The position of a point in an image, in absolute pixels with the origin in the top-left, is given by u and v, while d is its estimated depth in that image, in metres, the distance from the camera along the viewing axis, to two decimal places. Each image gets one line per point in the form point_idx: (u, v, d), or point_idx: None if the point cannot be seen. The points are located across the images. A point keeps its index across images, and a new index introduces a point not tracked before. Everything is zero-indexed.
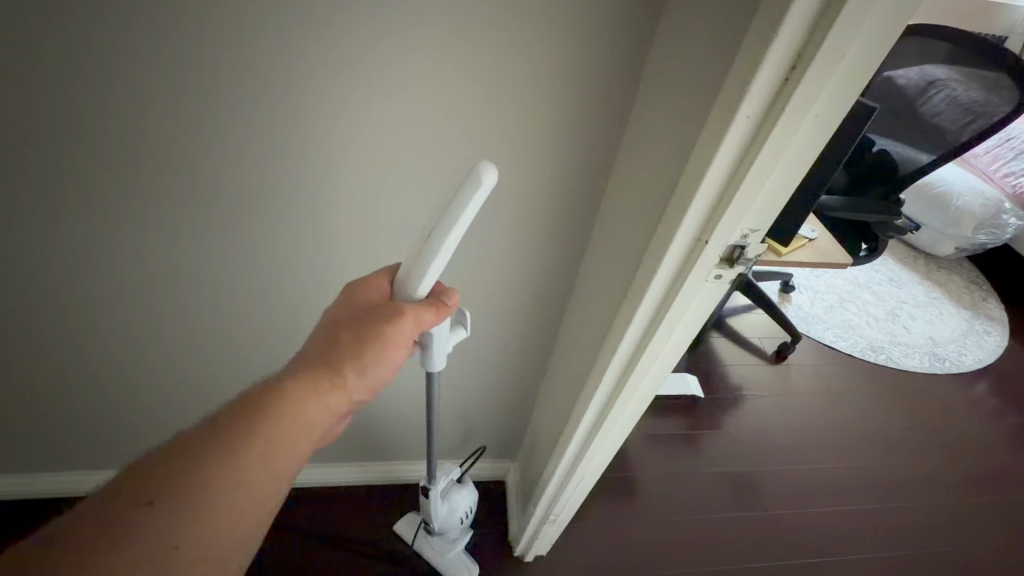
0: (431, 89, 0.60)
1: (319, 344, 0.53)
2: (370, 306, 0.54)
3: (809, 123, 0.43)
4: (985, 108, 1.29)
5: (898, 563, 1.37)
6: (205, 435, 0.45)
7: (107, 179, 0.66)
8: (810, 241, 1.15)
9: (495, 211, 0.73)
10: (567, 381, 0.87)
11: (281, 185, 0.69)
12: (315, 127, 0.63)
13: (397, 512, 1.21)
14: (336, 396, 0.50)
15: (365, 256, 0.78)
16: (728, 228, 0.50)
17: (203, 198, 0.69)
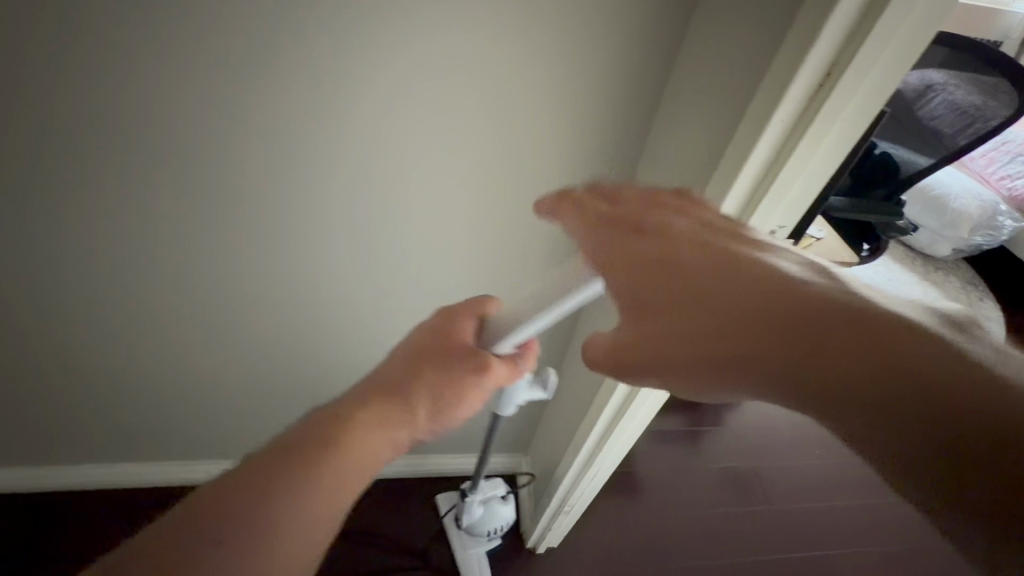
0: (465, 85, 0.62)
1: (398, 367, 0.52)
2: (453, 348, 0.53)
3: (840, 126, 0.47)
4: (983, 111, 1.36)
5: (898, 557, 1.40)
6: (273, 458, 0.44)
7: (140, 173, 0.66)
8: (818, 241, 1.18)
9: (522, 209, 0.76)
10: (585, 375, 0.89)
11: (316, 185, 0.70)
12: (355, 129, 0.65)
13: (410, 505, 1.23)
14: (405, 429, 0.49)
15: (385, 249, 0.79)
16: (760, 225, 0.54)
17: (235, 197, 0.70)
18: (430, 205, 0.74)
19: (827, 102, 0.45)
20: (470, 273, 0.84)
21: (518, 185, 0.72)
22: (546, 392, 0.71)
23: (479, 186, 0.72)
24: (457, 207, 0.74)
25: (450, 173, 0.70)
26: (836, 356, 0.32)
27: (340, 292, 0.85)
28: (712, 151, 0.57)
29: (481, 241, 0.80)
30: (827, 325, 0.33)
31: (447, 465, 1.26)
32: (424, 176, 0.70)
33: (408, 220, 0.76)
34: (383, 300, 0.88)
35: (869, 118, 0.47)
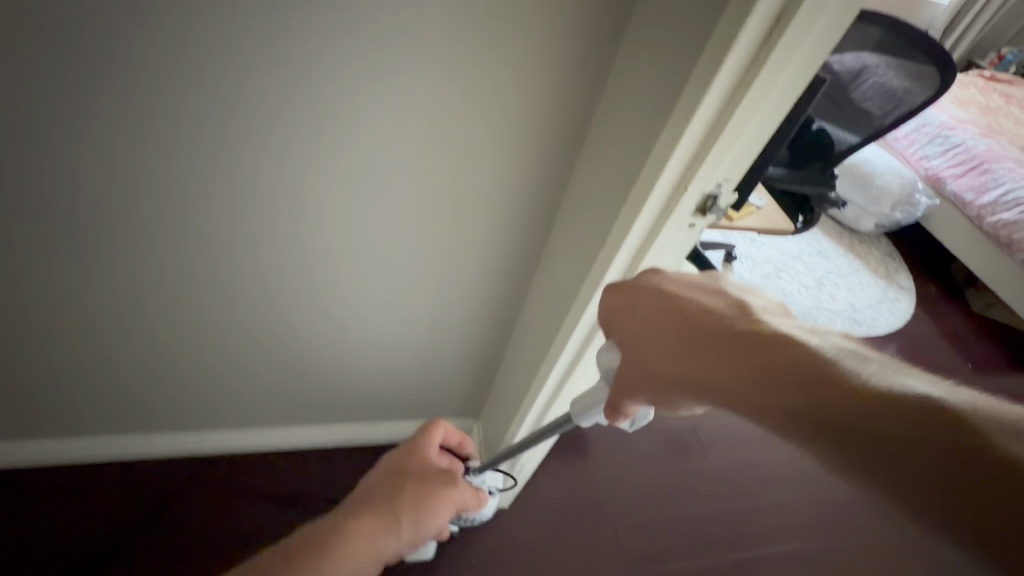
0: (438, 63, 0.60)
1: (381, 481, 0.61)
2: (426, 469, 0.64)
3: (782, 85, 0.46)
4: (907, 95, 1.45)
5: (819, 502, 1.53)
6: (283, 559, 0.51)
7: (25, 120, 0.57)
8: (759, 209, 1.23)
9: (491, 186, 0.75)
10: (535, 341, 0.89)
11: (241, 141, 0.64)
12: (281, 79, 0.59)
13: (358, 473, 1.27)
14: (395, 537, 0.56)
15: (353, 228, 0.78)
16: (705, 178, 0.53)
17: (152, 151, 0.63)
18: (373, 172, 0.70)
19: (768, 60, 0.44)
20: (441, 248, 0.84)
21: (482, 159, 0.71)
22: (634, 429, 0.62)
23: (463, 174, 0.73)
24: (404, 176, 0.71)
25: (395, 140, 0.67)
26: (852, 422, 0.39)
27: (277, 258, 0.80)
28: (658, 109, 0.55)
29: (460, 225, 0.80)
30: (838, 396, 0.40)
31: (399, 431, 1.29)
32: (361, 140, 0.66)
33: (351, 188, 0.72)
34: (328, 268, 0.84)
35: (810, 78, 0.46)
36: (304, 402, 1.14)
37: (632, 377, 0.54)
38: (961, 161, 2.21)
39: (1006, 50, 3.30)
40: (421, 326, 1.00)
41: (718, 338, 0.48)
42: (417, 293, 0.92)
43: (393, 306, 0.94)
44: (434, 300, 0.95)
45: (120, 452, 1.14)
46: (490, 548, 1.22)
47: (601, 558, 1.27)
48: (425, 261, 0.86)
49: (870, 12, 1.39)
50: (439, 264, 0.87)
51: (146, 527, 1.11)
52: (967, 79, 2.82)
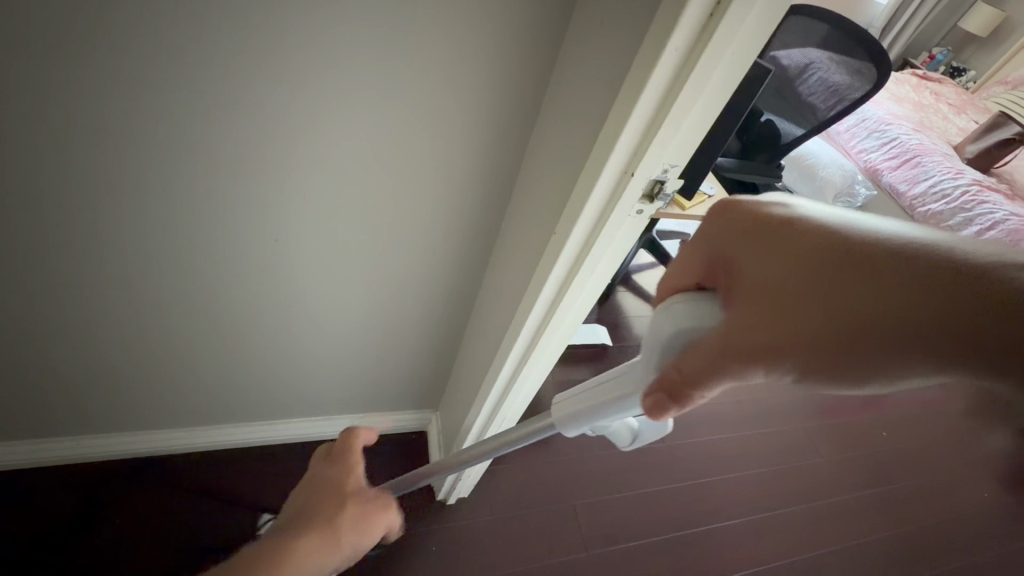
0: (399, 27, 0.56)
1: (317, 499, 0.59)
2: (359, 486, 0.63)
3: (721, 73, 0.46)
4: (847, 90, 1.49)
5: (769, 476, 1.59)
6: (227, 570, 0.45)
7: None
8: (709, 197, 1.26)
9: (457, 161, 0.72)
10: (490, 329, 0.88)
11: (160, 124, 0.58)
12: (205, 56, 0.54)
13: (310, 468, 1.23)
14: (335, 555, 0.53)
15: (317, 205, 0.72)
16: (651, 164, 0.53)
17: (56, 134, 0.56)
18: (326, 150, 0.65)
19: (709, 46, 0.43)
20: (413, 223, 0.79)
21: (447, 133, 0.67)
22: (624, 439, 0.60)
23: (434, 142, 0.68)
24: (365, 136, 0.65)
25: (351, 114, 0.62)
26: None
27: (212, 249, 0.74)
28: (603, 96, 0.54)
29: (435, 196, 0.76)
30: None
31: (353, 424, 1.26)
32: (308, 118, 0.61)
33: (302, 168, 0.67)
34: (270, 259, 0.78)
35: (749, 66, 0.47)
36: (252, 400, 1.10)
37: (726, 339, 0.38)
38: (895, 154, 2.36)
39: (935, 51, 3.53)
40: (374, 318, 0.97)
41: (870, 269, 0.34)
42: (385, 274, 0.88)
43: (343, 297, 0.90)
44: (387, 291, 0.91)
45: (46, 459, 1.06)
46: (448, 539, 1.21)
47: (561, 543, 1.28)
48: (399, 238, 0.81)
49: (800, 6, 1.48)
50: (394, 252, 0.83)
51: (71, 535, 1.02)
52: (901, 78, 3.00)
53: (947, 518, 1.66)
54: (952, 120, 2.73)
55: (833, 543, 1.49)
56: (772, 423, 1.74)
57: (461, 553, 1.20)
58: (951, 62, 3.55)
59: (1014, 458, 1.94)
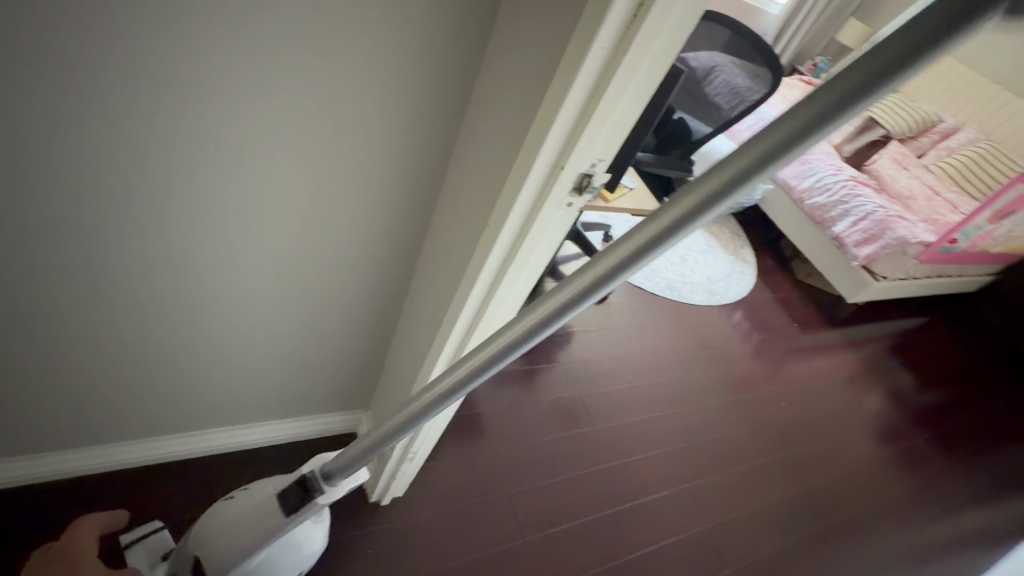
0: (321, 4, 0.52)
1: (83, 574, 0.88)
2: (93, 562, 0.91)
3: (643, 71, 0.49)
4: (747, 92, 1.62)
5: (687, 451, 1.72)
6: None
7: None
8: (630, 190, 1.33)
9: (385, 147, 0.68)
10: (423, 324, 0.86)
11: (32, 102, 0.50)
12: (89, 27, 0.47)
13: (224, 483, 1.13)
14: None
15: (229, 195, 0.65)
16: (581, 157, 0.54)
17: None
18: (239, 133, 0.60)
19: (632, 45, 0.45)
20: (339, 214, 0.75)
21: (374, 119, 0.64)
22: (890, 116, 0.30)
23: (362, 127, 0.64)
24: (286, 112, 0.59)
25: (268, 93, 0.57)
26: None
27: (100, 246, 0.65)
28: (533, 91, 0.54)
29: (364, 182, 0.72)
30: None
31: (274, 430, 1.18)
32: (217, 99, 0.56)
33: (211, 151, 0.60)
34: (174, 257, 0.70)
35: (667, 66, 0.49)
36: (158, 414, 0.99)
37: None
38: None
39: (817, 58, 3.93)
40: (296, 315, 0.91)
41: None
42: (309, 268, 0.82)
43: (259, 295, 0.83)
44: (309, 287, 0.86)
45: None
46: (384, 541, 1.17)
47: (498, 530, 1.30)
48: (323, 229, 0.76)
49: (712, 11, 1.62)
50: (317, 245, 0.78)
51: None
52: (790, 82, 3.31)
53: (834, 474, 1.88)
54: None
55: (743, 506, 1.65)
56: (689, 401, 1.88)
57: (396, 554, 1.17)
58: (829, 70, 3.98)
59: (885, 416, 2.25)
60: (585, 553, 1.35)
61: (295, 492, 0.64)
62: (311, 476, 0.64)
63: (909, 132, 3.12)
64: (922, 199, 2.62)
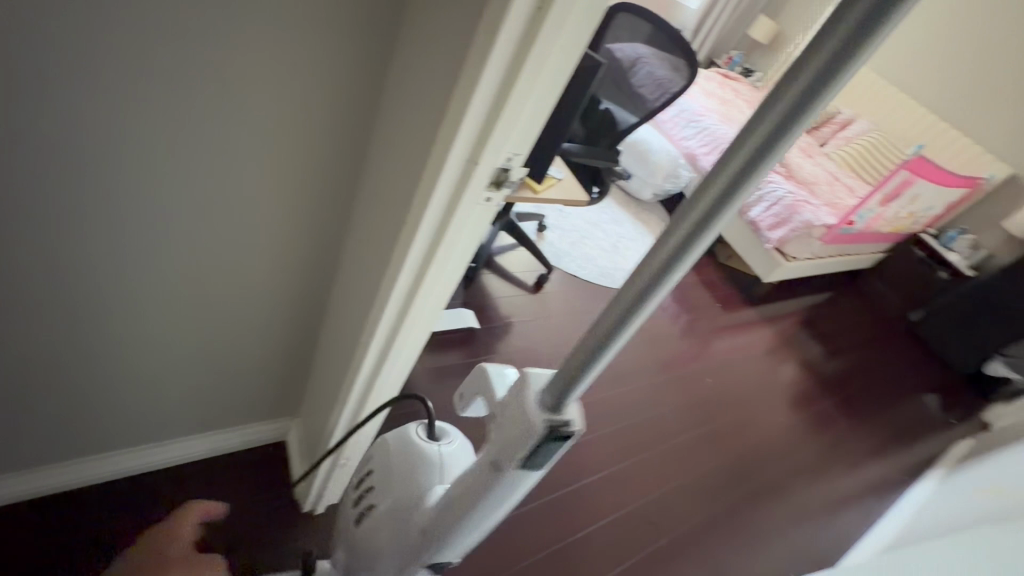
0: None
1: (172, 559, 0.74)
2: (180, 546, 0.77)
3: (552, 65, 0.48)
4: (669, 83, 1.67)
5: (623, 431, 1.79)
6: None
7: None
8: (558, 180, 1.34)
9: None
10: (346, 326, 0.82)
11: None
12: None
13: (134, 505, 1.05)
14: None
15: None
16: (495, 152, 0.53)
17: None
18: (104, 110, 0.56)
19: (538, 38, 0.45)
20: None
21: None
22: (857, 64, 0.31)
23: None
24: None
25: None
26: None
27: None
28: (443, 83, 0.53)
29: None
30: None
31: (191, 447, 1.10)
32: (71, 67, 0.52)
33: (83, 132, 0.56)
34: (44, 250, 0.65)
35: (577, 61, 0.50)
36: (50, 434, 0.90)
37: None
38: (706, 141, 2.82)
39: (732, 53, 4.16)
40: (200, 317, 0.86)
41: None
42: None
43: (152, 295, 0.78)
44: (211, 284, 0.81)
45: None
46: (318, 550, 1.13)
47: None
48: None
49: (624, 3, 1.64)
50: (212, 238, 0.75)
51: None
52: (708, 75, 3.50)
53: (755, 441, 2.04)
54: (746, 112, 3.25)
55: (675, 478, 1.74)
56: (624, 383, 1.95)
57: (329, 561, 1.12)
58: (745, 64, 4.22)
59: (798, 383, 2.45)
60: (528, 540, 1.37)
61: (546, 445, 0.54)
62: (555, 424, 0.52)
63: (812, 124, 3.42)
64: (824, 184, 2.85)
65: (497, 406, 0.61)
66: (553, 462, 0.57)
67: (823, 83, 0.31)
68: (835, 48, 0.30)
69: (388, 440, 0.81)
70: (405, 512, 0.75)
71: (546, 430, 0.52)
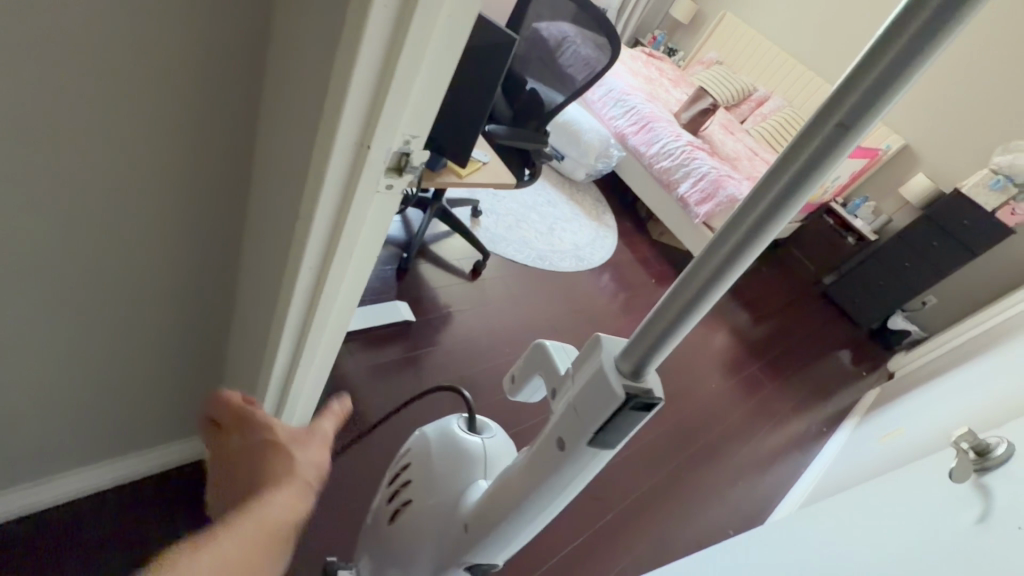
0: None
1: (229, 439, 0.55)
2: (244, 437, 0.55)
3: (438, 37, 0.45)
4: (595, 62, 1.66)
5: None
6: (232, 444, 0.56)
7: None
8: (484, 164, 1.30)
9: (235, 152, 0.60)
10: (253, 330, 0.76)
11: None
12: None
13: (19, 553, 0.94)
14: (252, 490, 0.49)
15: None
16: (388, 135, 0.49)
17: None
18: None
19: (418, 6, 0.41)
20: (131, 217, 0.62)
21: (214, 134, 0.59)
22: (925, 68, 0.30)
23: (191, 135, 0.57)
24: None
25: None
26: None
27: None
28: (323, 60, 0.48)
29: None
30: None
31: (90, 477, 0.99)
32: None
33: None
34: None
35: (467, 33, 0.47)
36: None
37: None
38: (635, 121, 2.87)
39: (656, 32, 4.25)
40: (79, 334, 0.76)
41: None
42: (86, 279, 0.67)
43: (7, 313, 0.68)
44: (83, 296, 0.71)
45: None
46: None
47: None
48: None
49: None
50: (78, 244, 0.66)
51: None
52: (634, 55, 3.56)
53: (692, 409, 2.13)
54: (671, 91, 3.34)
55: (619, 453, 1.79)
56: None
57: None
58: (669, 44, 4.33)
59: (729, 350, 2.59)
60: None
61: (625, 414, 0.48)
62: (635, 390, 0.47)
63: (731, 101, 3.56)
64: (745, 159, 2.99)
65: (561, 382, 0.58)
66: (630, 435, 0.51)
67: (853, 122, 0.32)
68: (863, 94, 0.31)
69: (429, 435, 0.80)
70: (445, 507, 0.73)
71: (626, 398, 0.47)
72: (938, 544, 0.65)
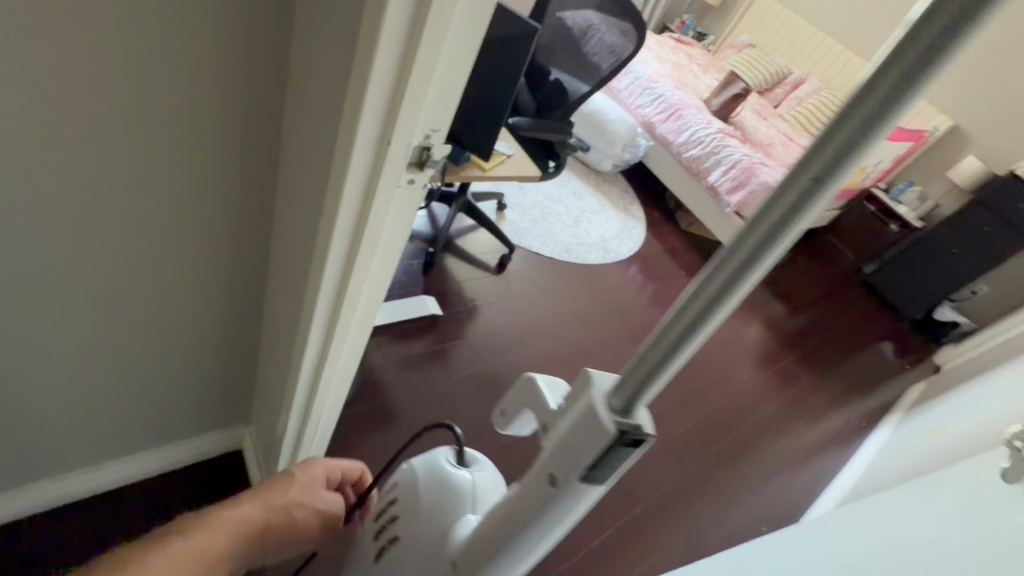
0: None
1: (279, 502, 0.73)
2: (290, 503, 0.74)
3: (455, 29, 0.44)
4: (618, 47, 1.62)
5: None
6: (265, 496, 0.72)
7: None
8: (508, 157, 1.29)
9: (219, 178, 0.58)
10: (283, 325, 0.78)
11: None
12: None
13: (75, 534, 1.00)
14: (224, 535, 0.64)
15: None
16: (409, 129, 0.50)
17: None
18: None
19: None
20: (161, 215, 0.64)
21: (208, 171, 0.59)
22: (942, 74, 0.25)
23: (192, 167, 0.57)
24: None
25: None
26: None
27: None
28: (342, 57, 0.48)
29: None
30: None
31: (135, 464, 1.05)
32: None
33: None
34: None
35: (484, 25, 0.46)
36: None
37: None
38: (663, 108, 2.80)
39: (685, 16, 4.12)
40: (121, 330, 0.80)
41: None
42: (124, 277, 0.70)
43: (56, 310, 0.72)
44: (125, 293, 0.75)
45: None
46: None
47: None
48: None
49: None
50: (118, 243, 0.69)
51: None
52: (662, 40, 3.46)
53: (723, 403, 2.08)
54: (701, 77, 3.23)
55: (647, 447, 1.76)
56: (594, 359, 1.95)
57: None
58: (698, 27, 4.20)
59: (763, 343, 2.51)
60: None
61: (616, 452, 0.43)
62: (627, 428, 0.42)
63: (765, 85, 3.43)
64: (780, 145, 2.88)
65: (548, 419, 0.52)
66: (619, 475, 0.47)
67: (865, 135, 0.26)
68: (875, 103, 0.26)
69: (416, 469, 0.76)
70: (431, 545, 0.68)
71: (619, 436, 0.42)
72: (991, 548, 0.62)
